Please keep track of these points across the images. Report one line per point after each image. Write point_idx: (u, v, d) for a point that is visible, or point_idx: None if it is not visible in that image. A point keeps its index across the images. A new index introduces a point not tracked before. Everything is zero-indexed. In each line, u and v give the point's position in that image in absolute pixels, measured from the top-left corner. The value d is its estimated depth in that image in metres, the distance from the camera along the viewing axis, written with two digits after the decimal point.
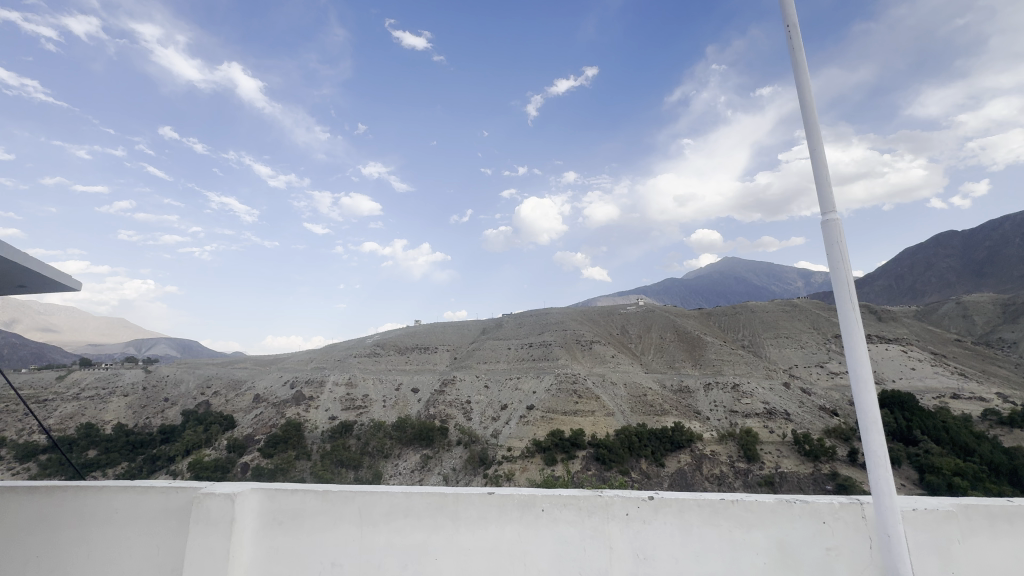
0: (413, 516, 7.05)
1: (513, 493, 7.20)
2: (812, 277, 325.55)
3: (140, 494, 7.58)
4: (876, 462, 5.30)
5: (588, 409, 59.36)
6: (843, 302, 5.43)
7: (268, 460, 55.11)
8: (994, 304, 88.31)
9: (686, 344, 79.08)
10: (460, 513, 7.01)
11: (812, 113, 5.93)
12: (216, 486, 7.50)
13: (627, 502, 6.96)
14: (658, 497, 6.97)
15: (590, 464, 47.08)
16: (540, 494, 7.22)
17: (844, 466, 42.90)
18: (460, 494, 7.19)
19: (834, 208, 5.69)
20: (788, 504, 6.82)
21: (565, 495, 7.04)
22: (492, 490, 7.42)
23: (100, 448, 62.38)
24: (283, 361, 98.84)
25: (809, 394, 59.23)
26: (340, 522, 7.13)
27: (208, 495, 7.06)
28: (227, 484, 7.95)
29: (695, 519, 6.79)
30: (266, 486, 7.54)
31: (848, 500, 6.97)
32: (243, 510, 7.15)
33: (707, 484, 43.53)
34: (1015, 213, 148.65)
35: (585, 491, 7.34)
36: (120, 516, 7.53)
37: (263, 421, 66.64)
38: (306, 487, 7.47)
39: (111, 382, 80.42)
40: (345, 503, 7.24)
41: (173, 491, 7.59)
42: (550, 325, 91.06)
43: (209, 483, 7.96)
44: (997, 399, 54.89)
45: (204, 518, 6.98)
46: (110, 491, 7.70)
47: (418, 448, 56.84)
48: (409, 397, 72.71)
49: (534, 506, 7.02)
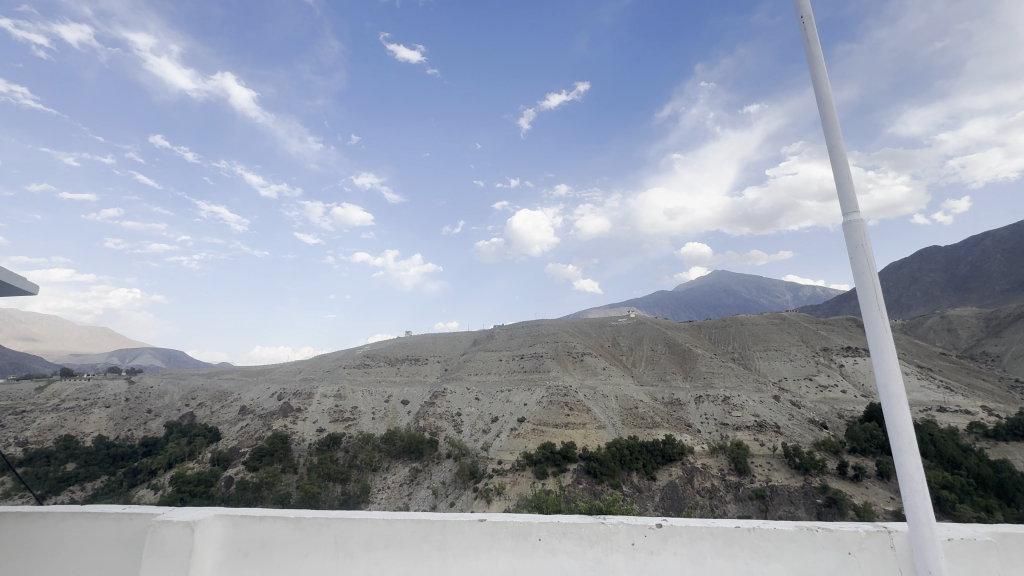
0: (395, 546, 6.95)
1: (507, 521, 7.11)
2: (801, 291, 329.40)
3: (93, 519, 7.45)
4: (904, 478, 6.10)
5: (579, 421, 59.09)
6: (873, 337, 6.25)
7: (254, 473, 53.99)
8: (977, 319, 89.90)
9: (676, 356, 79.31)
10: (447, 543, 6.92)
11: (842, 162, 6.70)
12: (177, 513, 7.30)
13: (634, 530, 6.94)
14: (668, 525, 6.96)
15: (581, 478, 46.65)
16: (536, 522, 7.15)
17: (834, 479, 42.95)
18: (448, 522, 7.10)
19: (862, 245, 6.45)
20: (809, 533, 6.89)
21: (564, 523, 7.00)
22: (483, 517, 7.33)
23: (79, 461, 60.72)
24: (271, 372, 97.38)
25: (799, 407, 59.50)
26: (313, 551, 7.01)
27: (165, 523, 6.87)
28: (189, 510, 7.74)
29: (708, 548, 6.76)
30: (231, 512, 7.37)
31: (875, 528, 7.01)
32: (206, 539, 6.99)
33: (699, 498, 43.29)
34: (996, 230, 152.17)
35: (586, 519, 7.29)
36: (71, 545, 7.42)
37: (248, 433, 65.35)
38: (275, 513, 7.34)
39: (92, 393, 78.49)
40: (320, 532, 7.12)
41: (127, 518, 7.40)
42: (542, 337, 90.86)
43: (169, 509, 7.78)
44: (982, 412, 55.61)
45: (160, 549, 6.79)
46: (61, 519, 7.56)
47: (407, 461, 56.02)
48: (398, 409, 71.82)
49: (531, 534, 6.94)
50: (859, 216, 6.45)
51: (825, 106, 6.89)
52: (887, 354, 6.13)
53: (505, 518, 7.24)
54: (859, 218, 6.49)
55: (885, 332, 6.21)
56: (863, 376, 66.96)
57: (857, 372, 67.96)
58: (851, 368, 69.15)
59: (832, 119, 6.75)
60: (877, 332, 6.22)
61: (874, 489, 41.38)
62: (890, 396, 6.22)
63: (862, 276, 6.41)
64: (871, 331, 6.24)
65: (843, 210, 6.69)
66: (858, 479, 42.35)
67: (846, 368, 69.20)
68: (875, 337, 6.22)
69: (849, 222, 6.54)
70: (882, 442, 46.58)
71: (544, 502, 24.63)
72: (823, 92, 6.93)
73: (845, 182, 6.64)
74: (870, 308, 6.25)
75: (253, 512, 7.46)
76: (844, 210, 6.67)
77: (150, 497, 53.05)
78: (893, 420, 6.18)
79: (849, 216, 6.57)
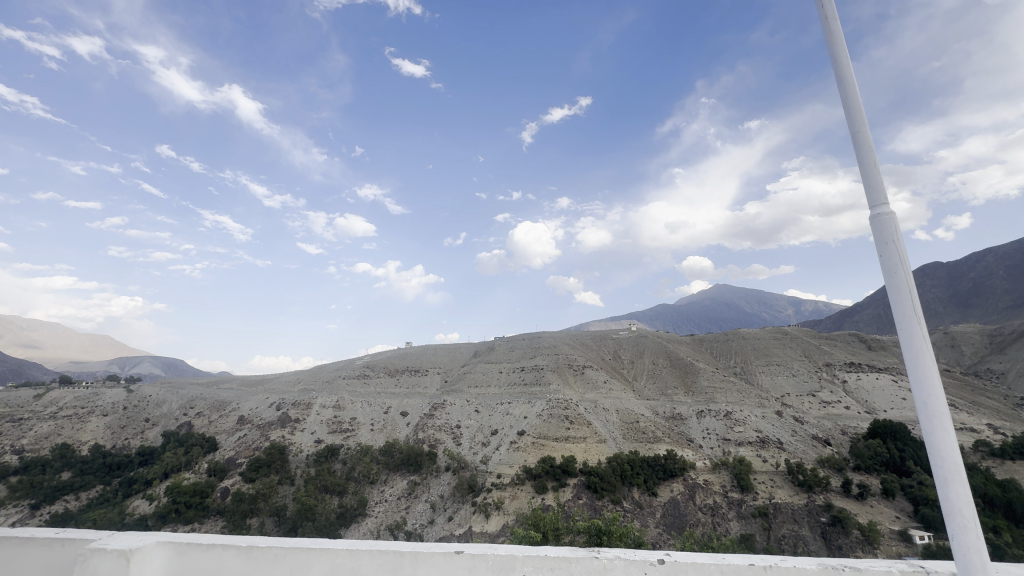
0: None
1: (488, 554, 6.92)
2: (803, 306, 328.51)
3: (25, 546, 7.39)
4: (948, 486, 6.07)
5: (580, 435, 58.53)
6: (912, 339, 6.23)
7: (250, 485, 53.50)
8: (981, 335, 89.42)
9: (678, 370, 78.80)
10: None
11: (870, 158, 6.72)
12: (112, 542, 7.10)
13: (632, 566, 6.76)
14: (669, 561, 6.80)
15: (581, 493, 46.08)
16: (521, 556, 6.95)
17: (838, 497, 42.30)
18: (420, 554, 6.92)
19: (893, 236, 6.49)
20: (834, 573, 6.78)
21: (551, 559, 6.81)
22: (461, 548, 7.17)
23: (75, 470, 60.25)
24: (270, 382, 97.00)
25: (802, 422, 58.81)
26: None
27: (96, 552, 6.66)
28: (126, 537, 7.57)
29: None
30: (176, 540, 7.30)
31: (911, 569, 6.95)
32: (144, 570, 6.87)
33: (700, 515, 42.69)
34: (998, 246, 152.05)
35: (579, 553, 7.09)
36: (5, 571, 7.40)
37: (246, 443, 64.81)
38: (226, 542, 7.25)
39: (91, 401, 78.12)
40: (273, 564, 7.00)
41: (61, 544, 7.33)
42: (543, 349, 90.46)
43: (106, 535, 7.68)
44: (988, 430, 55.03)
45: None
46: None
47: (406, 474, 55.45)
48: (398, 420, 71.25)
49: (514, 570, 6.75)
50: (888, 209, 6.51)
51: (849, 102, 7.01)
52: (926, 359, 6.13)
53: (484, 551, 7.07)
54: (888, 212, 6.53)
55: (921, 335, 6.23)
56: (867, 393, 66.30)
57: (861, 388, 67.33)
58: (854, 384, 68.51)
59: (858, 113, 6.85)
60: (911, 334, 6.24)
61: (878, 508, 40.75)
62: (929, 408, 6.20)
63: (894, 273, 6.45)
64: (907, 335, 6.26)
65: (871, 205, 6.75)
66: (862, 497, 41.76)
67: (849, 384, 68.61)
68: (910, 339, 6.23)
69: (877, 216, 6.62)
70: (886, 459, 46.01)
71: (542, 519, 24.03)
72: (847, 86, 7.01)
73: (873, 177, 6.72)
74: (906, 310, 6.28)
75: (200, 540, 7.36)
76: (872, 205, 6.73)
77: (146, 508, 52.51)
78: (933, 436, 6.16)
79: (878, 211, 6.60)
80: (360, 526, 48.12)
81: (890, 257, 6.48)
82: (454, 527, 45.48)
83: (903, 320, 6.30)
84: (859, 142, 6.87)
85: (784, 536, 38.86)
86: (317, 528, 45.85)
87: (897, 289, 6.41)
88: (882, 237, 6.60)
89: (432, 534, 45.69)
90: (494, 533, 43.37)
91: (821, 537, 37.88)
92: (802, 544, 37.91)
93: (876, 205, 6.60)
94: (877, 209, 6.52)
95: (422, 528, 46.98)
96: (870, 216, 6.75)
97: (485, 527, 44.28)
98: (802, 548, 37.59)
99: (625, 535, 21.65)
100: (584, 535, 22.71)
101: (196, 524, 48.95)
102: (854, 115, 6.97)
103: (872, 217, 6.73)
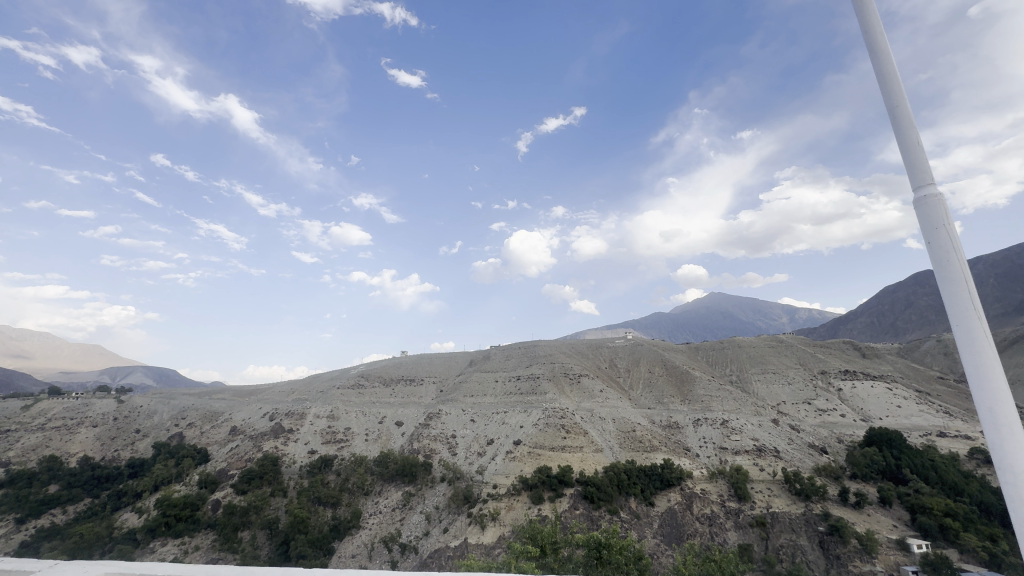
0: None
1: None
2: (798, 314, 329.74)
3: None
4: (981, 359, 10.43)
5: (576, 444, 58.25)
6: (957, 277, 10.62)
7: (242, 496, 52.75)
8: None
9: (674, 378, 78.73)
10: None
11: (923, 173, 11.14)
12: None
13: None
14: None
15: (577, 503, 45.73)
16: None
17: (835, 506, 42.18)
18: None
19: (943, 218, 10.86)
20: None
21: None
22: None
23: (63, 482, 59.15)
24: (264, 391, 96.05)
25: (798, 430, 58.77)
26: None
27: None
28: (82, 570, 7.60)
29: None
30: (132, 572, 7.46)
31: None
32: None
33: (698, 525, 42.42)
34: (989, 255, 153.24)
35: None
36: None
37: (238, 454, 63.90)
38: None
39: (80, 412, 76.93)
40: None
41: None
42: (539, 358, 90.17)
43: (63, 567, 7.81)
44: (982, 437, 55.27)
45: None
46: None
47: (400, 484, 54.80)
48: (392, 430, 70.54)
49: None
50: (935, 196, 10.95)
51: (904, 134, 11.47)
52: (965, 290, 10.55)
53: None
54: (934, 200, 10.93)
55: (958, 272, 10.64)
56: (863, 400, 66.41)
57: (856, 396, 67.45)
58: (850, 392, 68.64)
59: (909, 140, 11.34)
60: (953, 272, 10.63)
61: (875, 516, 40.66)
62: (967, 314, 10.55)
63: (939, 235, 10.87)
64: (953, 272, 10.63)
65: (922, 198, 11.17)
66: (859, 505, 41.64)
67: (845, 392, 68.75)
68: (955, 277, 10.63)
69: (927, 200, 11.01)
70: (882, 467, 46.07)
71: (539, 532, 23.56)
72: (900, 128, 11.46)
73: (924, 178, 11.13)
74: (952, 259, 10.66)
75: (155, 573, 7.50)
76: (924, 199, 11.15)
77: (135, 521, 51.64)
78: (972, 331, 10.45)
79: (928, 201, 10.99)
80: (354, 539, 47.59)
81: (938, 224, 10.86)
82: (449, 539, 44.96)
83: (948, 262, 10.70)
84: (911, 157, 11.34)
85: (782, 546, 38.64)
86: (310, 541, 45.19)
87: (944, 244, 10.77)
88: (930, 213, 10.99)
89: (428, 546, 45.19)
90: (490, 545, 42.97)
91: (819, 547, 37.69)
92: (800, 554, 37.70)
93: (925, 196, 11.00)
94: (928, 196, 10.92)
95: (418, 540, 46.43)
96: (921, 200, 11.16)
97: (480, 539, 43.83)
98: (800, 558, 37.37)
99: (625, 548, 21.37)
100: (582, 550, 22.35)
101: (187, 537, 48.16)
102: (908, 141, 11.41)
103: (924, 201, 11.09)
